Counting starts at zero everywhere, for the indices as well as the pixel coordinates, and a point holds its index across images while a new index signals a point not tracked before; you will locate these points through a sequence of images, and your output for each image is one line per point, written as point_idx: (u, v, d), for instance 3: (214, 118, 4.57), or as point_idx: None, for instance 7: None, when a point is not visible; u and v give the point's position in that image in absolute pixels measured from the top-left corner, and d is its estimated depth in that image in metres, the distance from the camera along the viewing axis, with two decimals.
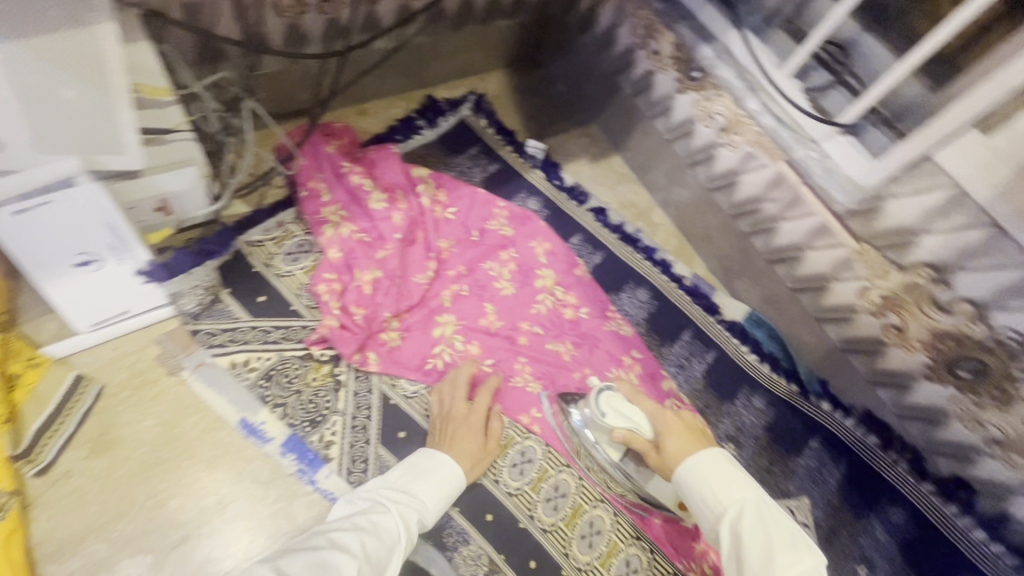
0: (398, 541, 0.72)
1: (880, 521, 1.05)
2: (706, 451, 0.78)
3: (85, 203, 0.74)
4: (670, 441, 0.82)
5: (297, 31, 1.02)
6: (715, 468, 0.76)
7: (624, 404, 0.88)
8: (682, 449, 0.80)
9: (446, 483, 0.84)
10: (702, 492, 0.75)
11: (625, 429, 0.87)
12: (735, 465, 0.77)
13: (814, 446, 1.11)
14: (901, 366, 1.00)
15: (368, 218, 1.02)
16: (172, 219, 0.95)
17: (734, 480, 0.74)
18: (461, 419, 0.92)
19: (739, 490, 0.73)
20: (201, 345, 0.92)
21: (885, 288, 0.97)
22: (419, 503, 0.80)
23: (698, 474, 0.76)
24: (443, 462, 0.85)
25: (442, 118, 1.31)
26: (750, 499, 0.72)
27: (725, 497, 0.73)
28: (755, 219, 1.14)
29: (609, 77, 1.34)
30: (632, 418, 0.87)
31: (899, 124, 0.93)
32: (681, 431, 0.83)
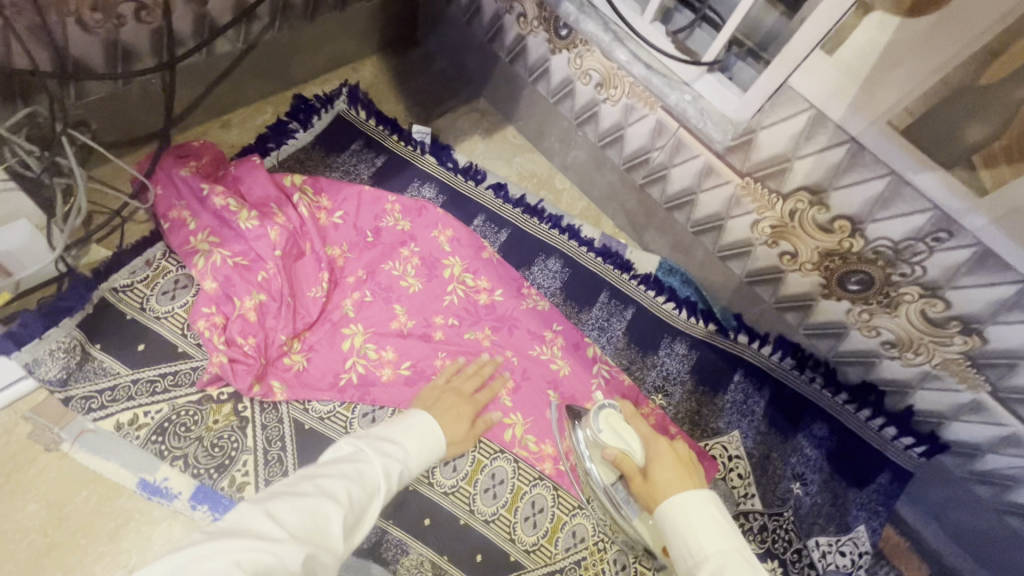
0: (381, 490, 0.68)
1: (806, 438, 1.10)
2: (695, 489, 0.70)
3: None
4: (662, 472, 0.74)
5: (116, 48, 0.90)
6: (700, 509, 0.67)
7: (622, 425, 0.82)
8: (672, 484, 0.72)
9: (430, 441, 0.80)
10: (685, 536, 0.66)
11: (615, 449, 0.80)
12: (726, 513, 0.68)
13: (739, 380, 1.14)
14: (803, 290, 1.03)
15: (242, 239, 0.93)
16: (12, 279, 0.85)
17: (721, 528, 0.65)
18: (452, 402, 0.92)
19: (724, 541, 0.64)
20: (78, 412, 0.84)
21: (774, 218, 0.99)
22: (404, 454, 0.75)
23: (684, 515, 0.67)
24: (425, 423, 0.82)
25: (316, 118, 1.22)
26: (736, 553, 0.63)
27: (709, 546, 0.64)
28: (648, 169, 1.14)
29: (485, 47, 1.29)
30: (626, 440, 0.80)
31: (765, 53, 0.90)
32: (675, 463, 0.75)
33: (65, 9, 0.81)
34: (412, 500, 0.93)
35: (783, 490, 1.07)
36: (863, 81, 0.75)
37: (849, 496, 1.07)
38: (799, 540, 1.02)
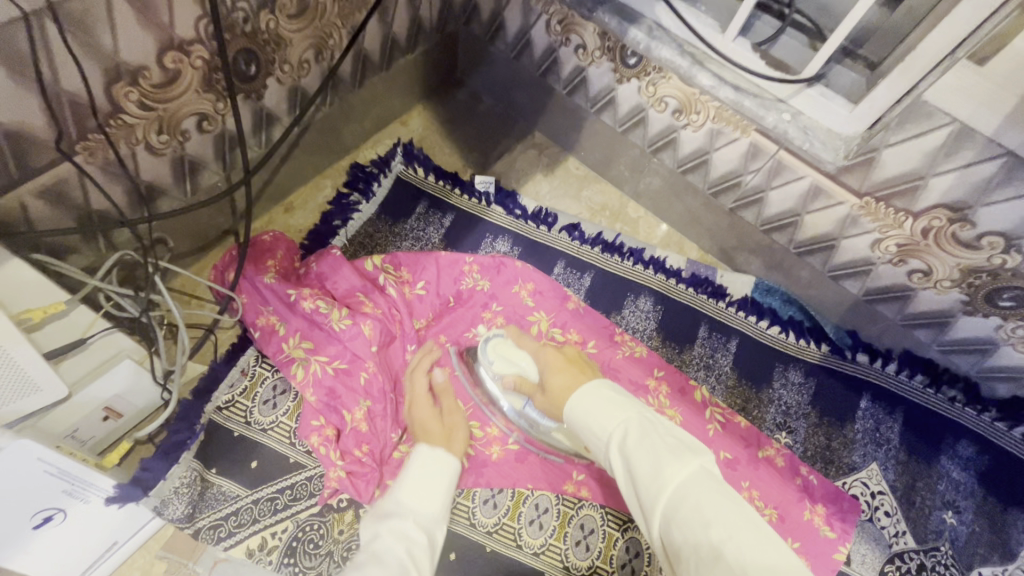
0: (408, 561, 0.64)
1: (951, 460, 1.00)
2: (587, 384, 0.79)
3: (20, 458, 0.63)
4: (557, 381, 0.84)
5: (183, 162, 0.88)
6: (593, 397, 0.76)
7: (508, 349, 0.95)
8: (565, 388, 0.81)
9: (436, 478, 0.76)
10: (589, 424, 0.74)
11: (512, 374, 0.93)
12: (616, 391, 0.77)
13: (866, 406, 1.05)
14: (937, 306, 0.95)
15: (336, 341, 0.90)
16: (125, 419, 0.84)
17: (613, 405, 0.74)
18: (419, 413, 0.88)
19: (620, 413, 0.73)
20: (208, 542, 0.83)
21: (901, 236, 0.90)
22: (415, 509, 0.72)
23: (584, 410, 0.75)
24: (425, 453, 0.79)
25: (377, 185, 1.17)
26: (631, 418, 0.71)
27: (608, 423, 0.72)
28: (740, 192, 1.06)
29: (538, 81, 1.22)
30: (516, 363, 0.94)
31: (863, 49, 0.85)
32: (563, 368, 0.85)
33: (133, 138, 0.78)
34: None
35: (935, 521, 0.97)
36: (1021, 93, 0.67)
37: (1010, 519, 0.96)
38: None
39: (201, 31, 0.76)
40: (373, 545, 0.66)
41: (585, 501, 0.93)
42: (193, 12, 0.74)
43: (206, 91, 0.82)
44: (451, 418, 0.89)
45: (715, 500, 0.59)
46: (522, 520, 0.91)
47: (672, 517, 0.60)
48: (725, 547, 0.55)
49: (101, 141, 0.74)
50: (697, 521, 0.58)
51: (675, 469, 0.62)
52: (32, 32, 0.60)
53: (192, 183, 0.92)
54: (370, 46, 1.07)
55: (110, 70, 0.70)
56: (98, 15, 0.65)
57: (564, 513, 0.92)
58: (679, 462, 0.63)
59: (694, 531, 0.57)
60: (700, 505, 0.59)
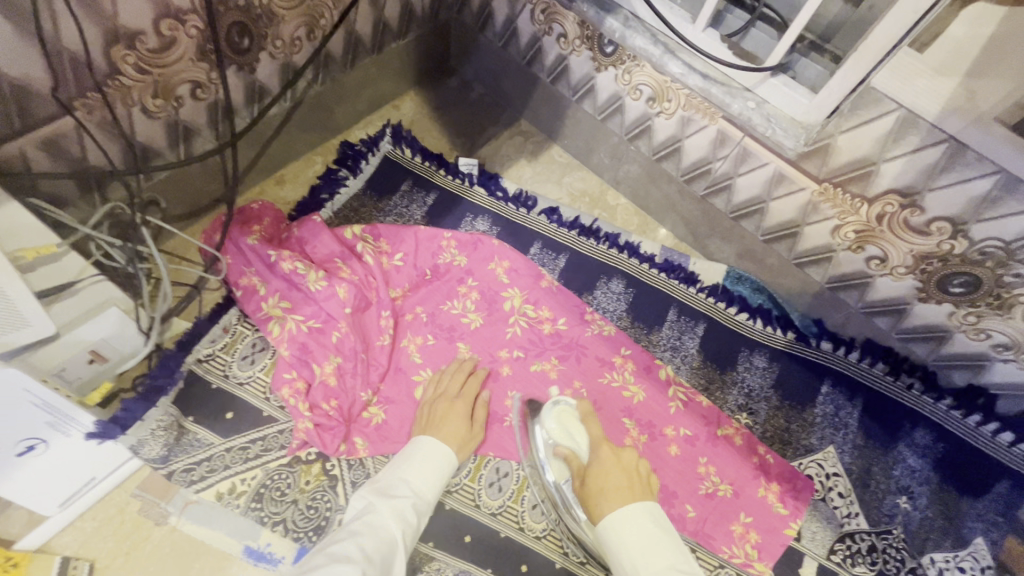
0: (398, 536, 0.74)
1: (908, 447, 1.02)
2: (632, 504, 0.76)
3: (8, 386, 0.68)
4: (599, 478, 0.81)
5: (177, 127, 0.94)
6: (635, 526, 0.74)
7: (573, 422, 0.91)
8: (609, 493, 0.78)
9: (437, 462, 0.85)
10: (621, 554, 0.73)
11: (566, 448, 0.88)
12: (657, 521, 0.75)
13: (827, 391, 1.07)
14: (893, 293, 0.97)
15: (312, 301, 0.94)
16: (110, 365, 0.90)
17: (654, 544, 0.73)
18: (444, 411, 0.93)
19: (658, 554, 0.72)
20: (181, 485, 0.87)
21: (858, 222, 0.93)
22: (413, 490, 0.81)
23: (619, 538, 0.74)
24: (431, 444, 0.86)
25: (364, 162, 1.22)
26: (668, 565, 0.70)
27: (643, 564, 0.71)
28: (710, 179, 1.10)
29: (524, 70, 1.27)
30: (574, 441, 0.89)
31: (829, 44, 0.89)
32: (617, 471, 0.81)
33: (129, 99, 0.84)
34: (506, 547, 0.91)
35: (888, 505, 0.99)
36: (958, 79, 0.70)
37: (964, 507, 0.98)
38: (912, 560, 0.94)
39: (195, 2, 0.82)
40: (370, 516, 0.75)
41: None
42: None
43: (200, 60, 0.88)
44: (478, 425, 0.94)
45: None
46: (482, 483, 0.95)
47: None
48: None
49: (98, 100, 0.80)
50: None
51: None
52: None
53: (185, 149, 0.98)
54: (362, 29, 1.13)
55: (109, 33, 0.76)
56: None
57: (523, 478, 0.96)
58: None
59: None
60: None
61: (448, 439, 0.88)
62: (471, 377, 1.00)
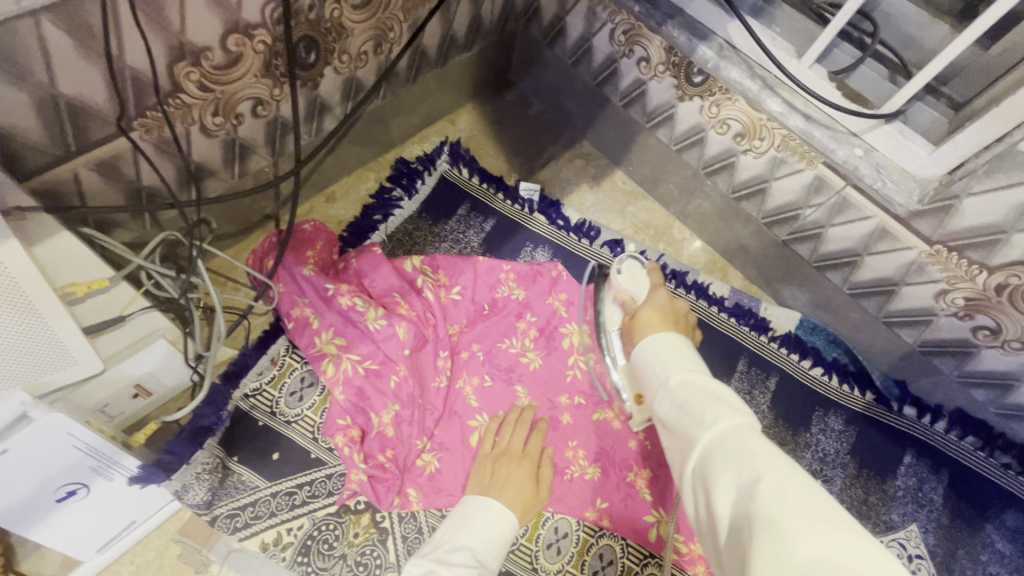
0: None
1: (996, 530, 0.94)
2: (670, 329, 0.65)
3: (52, 431, 0.62)
4: (646, 314, 0.70)
5: (234, 145, 0.87)
6: (669, 341, 0.62)
7: (641, 276, 0.82)
8: (650, 324, 0.67)
9: (499, 525, 0.75)
10: (651, 363, 0.61)
11: (627, 293, 0.79)
12: (691, 344, 0.63)
13: (909, 462, 0.99)
14: (1001, 366, 0.89)
15: (370, 340, 0.88)
16: (154, 397, 0.85)
17: (687, 355, 0.60)
18: (509, 470, 0.85)
19: (689, 363, 0.59)
20: (224, 532, 0.82)
21: (970, 290, 0.85)
22: (476, 557, 0.71)
23: (648, 349, 0.62)
24: (493, 508, 0.77)
25: (420, 182, 1.15)
26: (699, 369, 0.58)
27: (672, 367, 0.58)
28: (796, 225, 1.02)
29: (593, 91, 1.19)
30: (637, 286, 0.80)
31: (946, 88, 0.79)
32: (662, 310, 0.70)
33: (189, 118, 0.77)
34: None
35: None
36: None
37: None
38: None
39: (267, 16, 0.75)
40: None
41: (606, 530, 0.91)
42: None
43: (264, 75, 0.81)
44: (544, 483, 0.85)
45: (770, 446, 0.47)
46: (540, 543, 0.88)
47: (717, 457, 0.48)
48: (777, 491, 0.43)
49: (158, 119, 0.74)
50: (745, 458, 0.46)
51: (730, 417, 0.50)
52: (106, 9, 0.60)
53: (240, 166, 0.91)
54: (429, 42, 1.05)
55: (174, 49, 0.69)
56: None
57: (583, 540, 0.90)
58: (737, 410, 0.51)
59: (737, 470, 0.46)
60: (752, 447, 0.47)
61: (513, 503, 0.79)
62: (534, 430, 0.93)
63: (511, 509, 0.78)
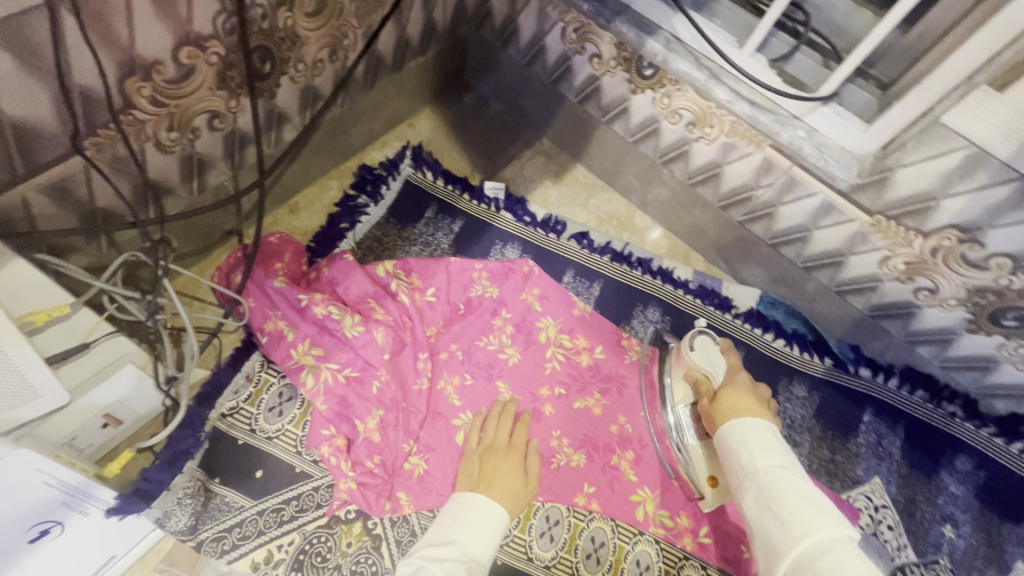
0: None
1: (950, 475, 1.03)
2: (756, 418, 0.73)
3: (21, 469, 0.58)
4: (730, 396, 0.78)
5: (191, 160, 0.85)
6: (757, 432, 0.70)
7: (712, 352, 0.88)
8: (737, 409, 0.76)
9: (487, 521, 0.77)
10: (739, 451, 0.69)
11: (701, 371, 0.86)
12: (776, 435, 0.71)
13: (869, 419, 1.07)
14: (941, 324, 0.96)
15: (348, 348, 0.87)
16: (124, 425, 0.82)
17: (775, 449, 0.68)
18: (497, 465, 0.86)
19: (777, 460, 0.67)
20: (211, 555, 0.80)
21: (910, 255, 0.92)
22: (465, 551, 0.73)
23: (737, 438, 0.70)
24: (481, 503, 0.79)
25: (386, 188, 1.15)
26: (787, 469, 0.66)
27: (760, 461, 0.67)
28: (750, 206, 1.07)
29: (550, 88, 1.22)
30: (713, 365, 0.86)
31: (874, 70, 0.87)
32: (747, 394, 0.79)
33: (142, 135, 0.75)
34: None
35: (934, 535, 0.99)
36: None
37: (1006, 533, 0.99)
38: None
39: (219, 27, 0.74)
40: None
41: (596, 514, 0.93)
42: (212, 7, 0.71)
43: (219, 87, 0.80)
44: (532, 475, 0.87)
45: (863, 564, 0.53)
46: (533, 533, 0.90)
47: (810, 568, 0.55)
48: None
49: (111, 137, 0.72)
50: None
51: (821, 528, 0.58)
52: (51, 26, 0.57)
53: (198, 182, 0.89)
54: (384, 48, 1.06)
55: (125, 64, 0.67)
56: (118, 8, 0.62)
57: (575, 526, 0.91)
58: (829, 522, 0.58)
59: None
60: (845, 565, 0.54)
61: (502, 496, 0.81)
62: (518, 423, 0.94)
63: (499, 501, 0.80)
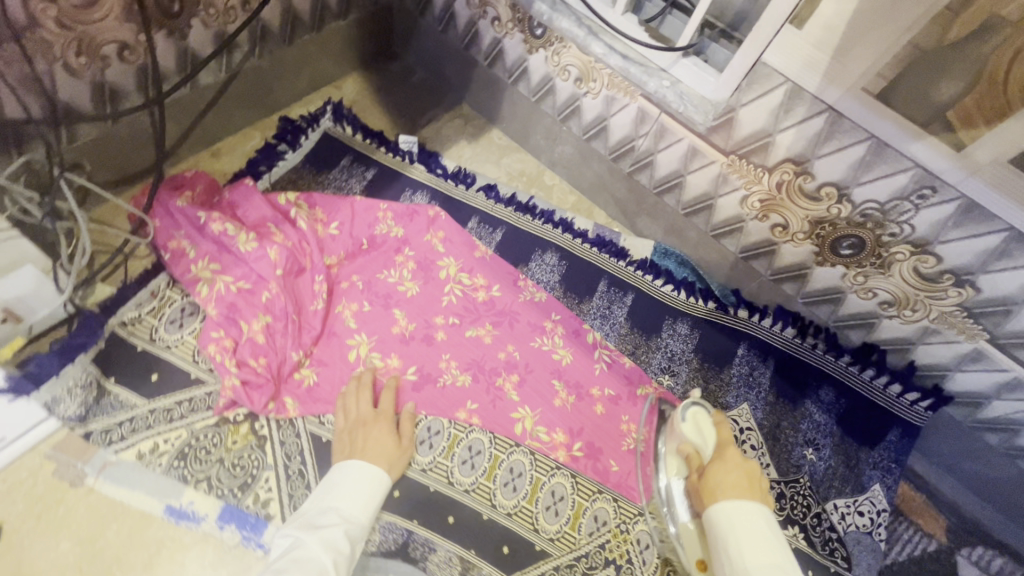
0: (330, 567, 0.69)
1: (814, 404, 1.11)
2: (747, 502, 0.76)
3: None
4: (718, 472, 0.82)
5: (103, 89, 0.93)
6: (748, 523, 0.73)
7: (706, 424, 0.93)
8: (726, 488, 0.78)
9: (367, 487, 0.82)
10: (727, 539, 0.72)
11: (691, 445, 0.91)
12: (769, 525, 0.73)
13: (742, 353, 1.15)
14: (796, 259, 1.07)
15: (243, 263, 0.97)
16: (24, 324, 0.87)
17: (765, 543, 0.71)
18: (369, 431, 0.90)
19: (768, 557, 0.69)
20: (100, 445, 0.86)
21: (762, 192, 1.02)
22: (343, 515, 0.78)
23: (727, 531, 0.73)
24: (360, 469, 0.83)
25: (303, 137, 1.24)
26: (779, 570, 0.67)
27: (750, 559, 0.69)
28: (634, 156, 1.17)
29: (463, 54, 1.32)
30: (702, 438, 0.91)
31: (737, 32, 0.93)
32: (738, 470, 0.81)
33: (50, 54, 0.83)
34: (434, 500, 0.93)
35: (797, 456, 1.07)
36: (832, 53, 0.78)
37: (863, 457, 1.08)
38: (817, 505, 1.03)
39: None
40: (296, 551, 0.71)
41: (475, 426, 1.00)
42: None
43: (126, 20, 0.88)
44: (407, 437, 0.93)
45: None
46: (414, 441, 0.97)
47: None
48: None
49: (18, 53, 0.79)
50: None
51: None
52: None
53: (114, 111, 0.97)
54: (300, 5, 1.15)
55: None
56: None
57: (454, 436, 0.99)
58: None
59: None
60: None
61: (378, 460, 0.86)
62: (385, 391, 0.97)
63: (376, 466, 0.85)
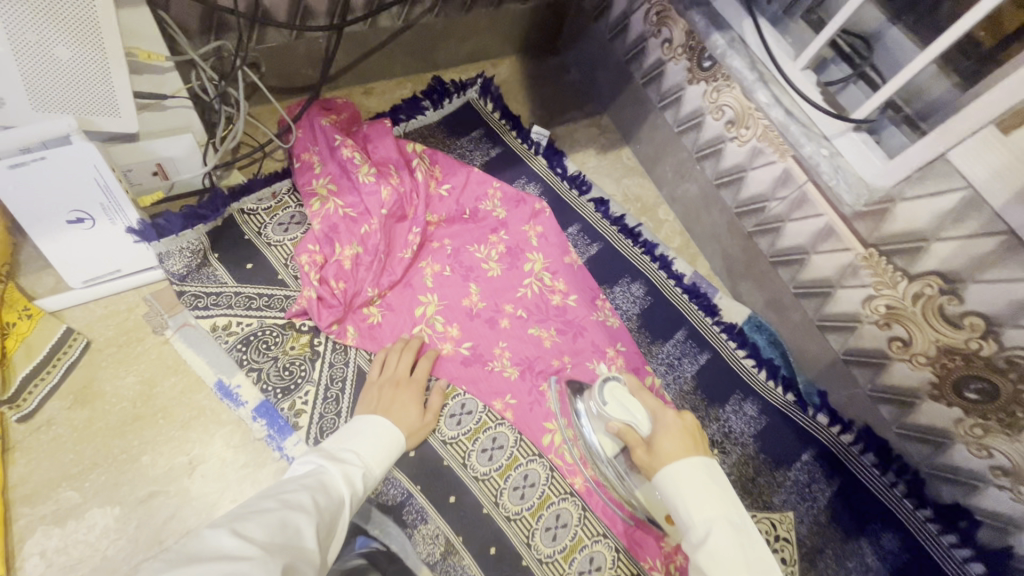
0: (348, 498, 0.71)
1: (871, 547, 0.98)
2: (691, 457, 0.69)
3: (82, 160, 0.78)
4: (662, 440, 0.73)
5: (298, 7, 1.02)
6: (692, 477, 0.66)
7: (627, 397, 0.82)
8: (667, 450, 0.71)
9: (388, 440, 0.82)
10: (677, 504, 0.66)
11: (622, 421, 0.80)
12: (713, 472, 0.68)
13: (806, 460, 1.04)
14: (905, 382, 0.95)
15: (357, 193, 1.03)
16: (168, 183, 0.97)
17: (711, 496, 0.65)
18: (398, 395, 0.91)
19: (716, 509, 0.64)
20: (186, 306, 0.95)
21: (892, 298, 0.91)
22: (362, 460, 0.78)
23: (671, 488, 0.66)
24: (382, 427, 0.84)
25: (447, 101, 1.29)
26: (728, 521, 0.63)
27: (698, 514, 0.64)
28: (761, 217, 1.10)
29: (622, 67, 1.31)
30: (633, 412, 0.80)
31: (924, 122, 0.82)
32: (678, 434, 0.74)
33: None
34: (442, 474, 0.94)
35: None
36: None
37: None
38: None
39: None
40: (322, 476, 0.71)
41: (506, 421, 0.99)
42: None
43: None
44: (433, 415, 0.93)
45: None
46: (446, 412, 0.98)
47: None
48: None
49: None
50: None
51: None
52: None
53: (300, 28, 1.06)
54: None
55: None
56: None
57: (483, 422, 0.98)
58: None
59: None
60: None
61: (400, 424, 0.87)
62: (421, 359, 0.98)
63: (395, 427, 0.85)
